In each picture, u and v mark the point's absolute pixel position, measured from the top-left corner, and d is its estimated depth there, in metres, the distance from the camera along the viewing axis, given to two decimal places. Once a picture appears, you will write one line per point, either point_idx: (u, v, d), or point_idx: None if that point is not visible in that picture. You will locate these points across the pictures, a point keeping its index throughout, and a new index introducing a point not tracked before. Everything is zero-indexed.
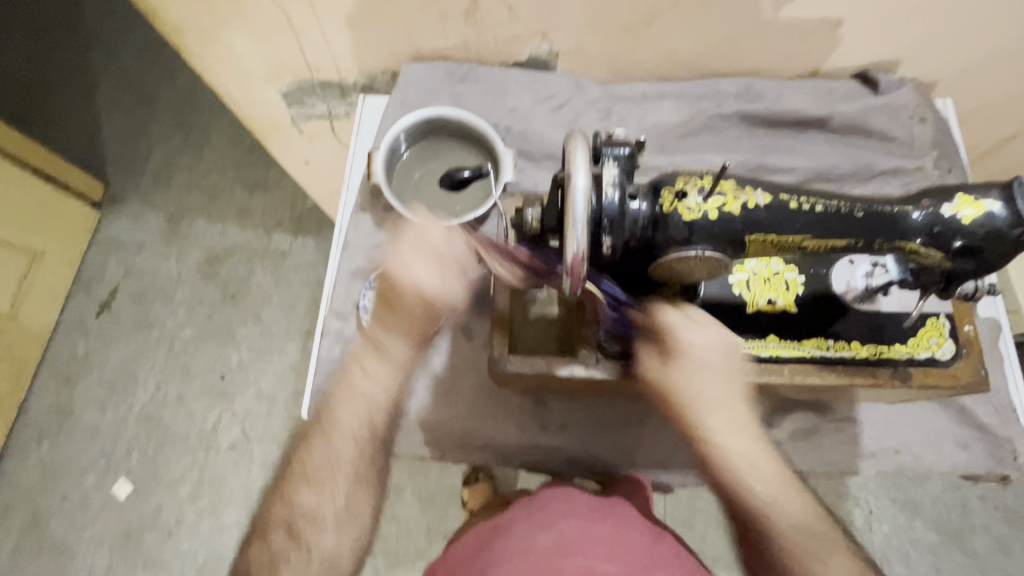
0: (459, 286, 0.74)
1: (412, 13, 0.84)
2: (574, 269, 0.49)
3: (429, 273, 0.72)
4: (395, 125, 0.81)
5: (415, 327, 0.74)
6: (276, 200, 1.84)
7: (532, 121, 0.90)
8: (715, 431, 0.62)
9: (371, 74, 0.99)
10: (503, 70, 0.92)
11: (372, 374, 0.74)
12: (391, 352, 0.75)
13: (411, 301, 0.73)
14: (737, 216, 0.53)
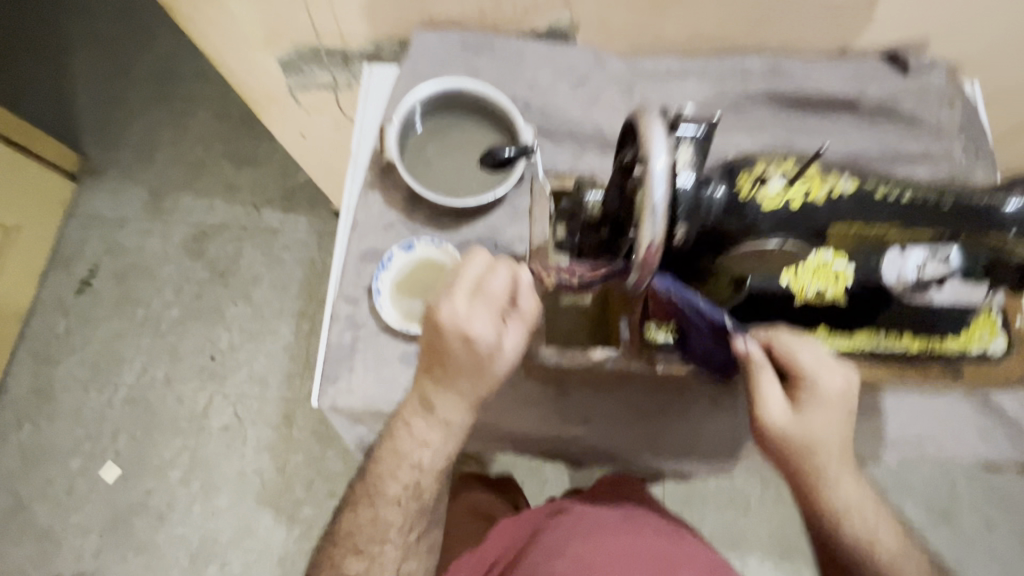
0: (517, 330, 0.60)
1: None
2: (647, 259, 0.47)
3: (475, 315, 0.58)
4: (411, 95, 0.76)
5: (470, 381, 0.61)
6: (265, 175, 1.76)
7: (552, 96, 0.85)
8: (831, 487, 0.61)
9: (377, 42, 0.93)
10: (520, 41, 0.86)
11: (422, 446, 0.65)
12: (447, 419, 0.63)
13: (463, 355, 0.59)
14: (821, 205, 0.54)
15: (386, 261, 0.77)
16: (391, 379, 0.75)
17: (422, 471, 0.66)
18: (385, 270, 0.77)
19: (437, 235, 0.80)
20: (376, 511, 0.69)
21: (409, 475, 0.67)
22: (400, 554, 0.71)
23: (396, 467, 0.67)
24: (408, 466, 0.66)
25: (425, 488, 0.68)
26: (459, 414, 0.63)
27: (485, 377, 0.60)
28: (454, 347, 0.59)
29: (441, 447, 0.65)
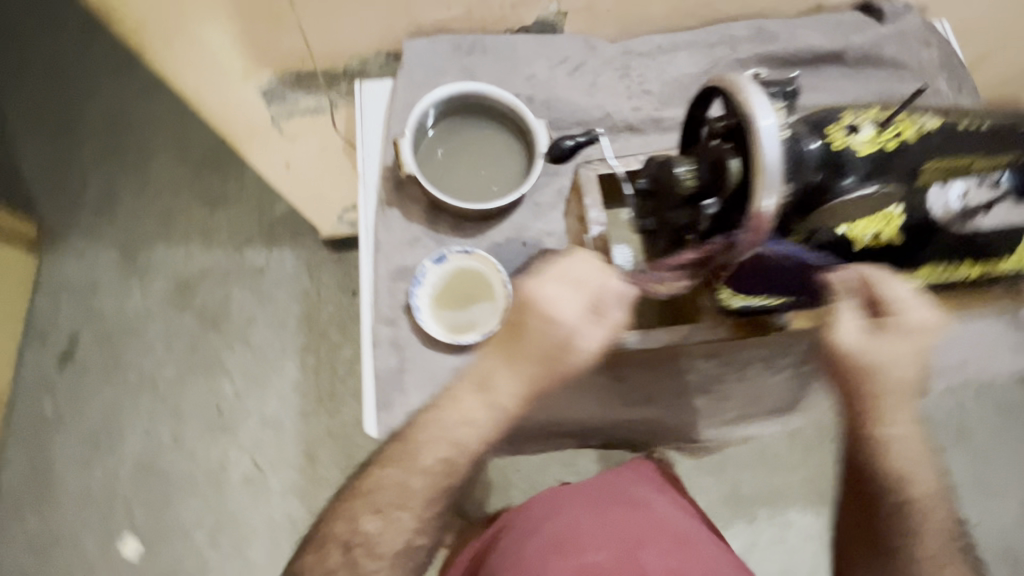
0: (603, 330, 0.61)
1: None
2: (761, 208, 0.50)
3: (564, 298, 0.61)
4: (423, 101, 0.74)
5: (546, 373, 0.62)
6: (241, 213, 1.69)
7: (552, 89, 0.85)
8: (890, 421, 0.67)
9: (363, 59, 0.90)
10: (511, 37, 0.85)
11: (470, 407, 0.64)
12: (504, 398, 0.64)
13: (547, 351, 0.61)
14: (912, 142, 0.58)
15: (419, 276, 0.76)
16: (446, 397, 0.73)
17: (465, 443, 0.64)
18: (420, 284, 0.76)
19: (464, 242, 0.79)
20: (404, 475, 0.65)
21: (447, 447, 0.64)
22: (416, 526, 0.66)
23: (436, 439, 0.64)
24: (444, 435, 0.64)
25: (451, 460, 0.65)
26: (516, 397, 0.63)
27: (564, 371, 0.62)
28: (539, 339, 0.61)
29: (484, 426, 0.64)
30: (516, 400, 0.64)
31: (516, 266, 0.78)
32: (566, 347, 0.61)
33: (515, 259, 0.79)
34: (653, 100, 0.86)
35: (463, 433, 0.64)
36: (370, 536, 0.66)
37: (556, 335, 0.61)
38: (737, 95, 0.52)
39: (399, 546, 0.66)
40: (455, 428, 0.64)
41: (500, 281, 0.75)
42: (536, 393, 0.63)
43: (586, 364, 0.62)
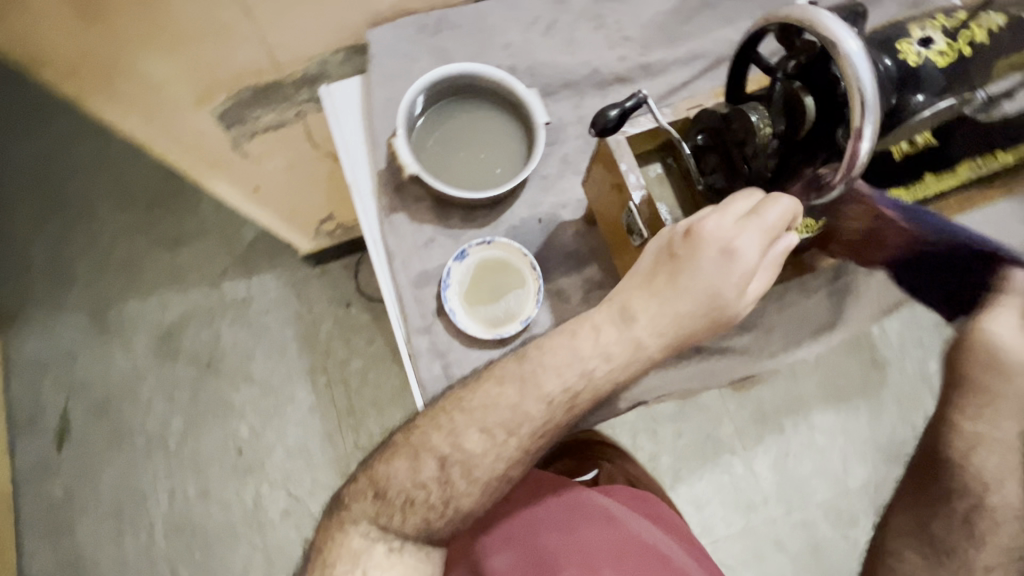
0: (766, 274, 0.55)
1: None
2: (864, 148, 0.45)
3: (745, 236, 0.53)
4: (410, 89, 0.70)
5: (698, 310, 0.55)
6: (207, 247, 1.58)
7: (530, 55, 0.80)
8: (997, 417, 0.56)
9: (322, 59, 0.84)
10: (475, 8, 0.80)
11: (602, 354, 0.58)
12: (646, 344, 0.57)
13: (710, 285, 0.54)
14: (986, 44, 0.53)
15: (445, 278, 0.73)
16: None
17: (565, 412, 0.59)
18: (449, 286, 0.73)
19: (481, 233, 0.76)
20: (456, 438, 0.59)
21: (537, 413, 0.59)
22: (476, 501, 0.60)
23: (521, 408, 0.59)
24: (539, 397, 0.59)
25: (535, 434, 0.59)
26: (655, 339, 0.57)
27: (716, 315, 0.55)
28: (703, 268, 0.54)
29: (598, 380, 0.59)
30: (655, 345, 0.57)
31: (539, 245, 0.76)
32: (728, 285, 0.54)
33: (535, 239, 0.76)
34: (638, 45, 0.82)
35: (559, 402, 0.59)
36: (414, 495, 0.60)
37: (724, 266, 0.53)
38: (804, 21, 0.46)
39: (440, 515, 0.60)
40: (561, 385, 0.58)
41: (528, 265, 0.74)
42: (677, 334, 0.57)
43: (737, 314, 0.56)
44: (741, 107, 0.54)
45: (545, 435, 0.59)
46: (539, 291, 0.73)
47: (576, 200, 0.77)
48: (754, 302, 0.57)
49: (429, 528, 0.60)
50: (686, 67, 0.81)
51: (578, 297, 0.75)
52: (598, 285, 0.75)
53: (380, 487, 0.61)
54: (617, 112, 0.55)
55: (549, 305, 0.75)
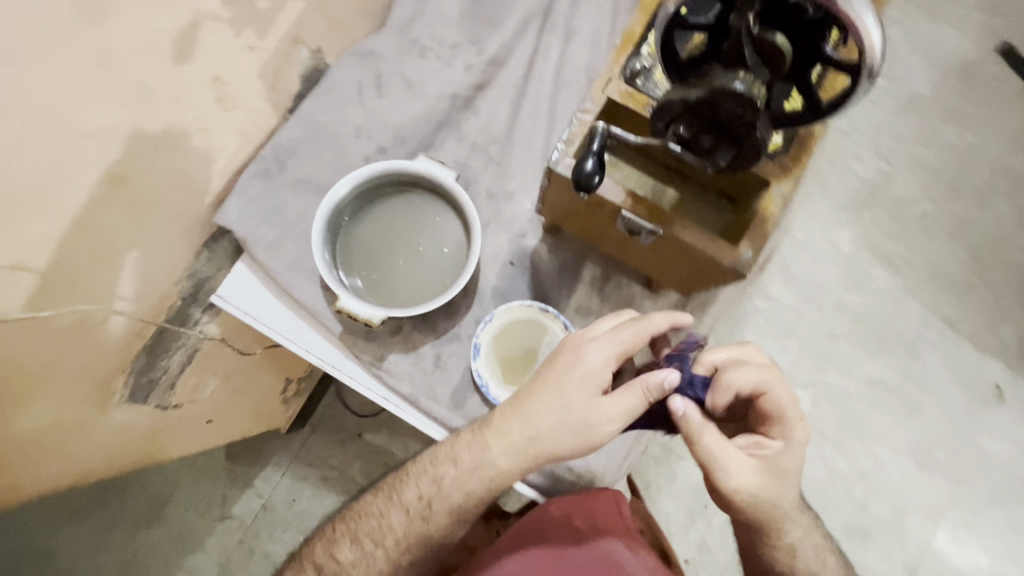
0: (622, 395, 0.49)
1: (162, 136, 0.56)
2: (878, 43, 0.37)
3: (597, 343, 0.50)
4: (315, 252, 0.62)
5: (550, 425, 0.49)
6: (157, 511, 1.04)
7: (385, 122, 0.72)
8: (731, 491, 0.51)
9: (193, 269, 0.68)
10: (299, 114, 0.69)
11: (452, 464, 0.55)
12: (494, 465, 0.52)
13: (556, 401, 0.49)
14: None
15: (479, 380, 0.66)
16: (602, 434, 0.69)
17: (423, 525, 0.56)
18: (487, 385, 0.66)
19: (476, 315, 0.70)
20: (386, 513, 0.58)
21: (397, 523, 0.57)
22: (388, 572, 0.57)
23: (386, 519, 0.57)
24: (398, 508, 0.57)
25: (399, 545, 0.57)
26: (506, 455, 0.52)
27: (567, 433, 0.49)
28: (558, 376, 0.50)
29: (465, 482, 0.54)
30: (504, 464, 0.52)
31: (529, 285, 0.71)
32: (574, 400, 0.49)
33: (522, 280, 0.71)
34: (469, 44, 0.75)
35: (414, 514, 0.56)
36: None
37: (576, 375, 0.49)
38: None
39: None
40: (415, 494, 0.56)
41: (536, 308, 0.68)
42: (531, 453, 0.51)
43: (586, 437, 0.49)
44: (714, 80, 0.39)
45: (411, 549, 0.57)
46: (567, 325, 0.68)
47: (529, 222, 0.72)
48: (617, 429, 0.49)
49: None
50: (525, 33, 0.76)
51: (595, 303, 0.71)
52: (604, 278, 0.71)
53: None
54: (592, 160, 0.44)
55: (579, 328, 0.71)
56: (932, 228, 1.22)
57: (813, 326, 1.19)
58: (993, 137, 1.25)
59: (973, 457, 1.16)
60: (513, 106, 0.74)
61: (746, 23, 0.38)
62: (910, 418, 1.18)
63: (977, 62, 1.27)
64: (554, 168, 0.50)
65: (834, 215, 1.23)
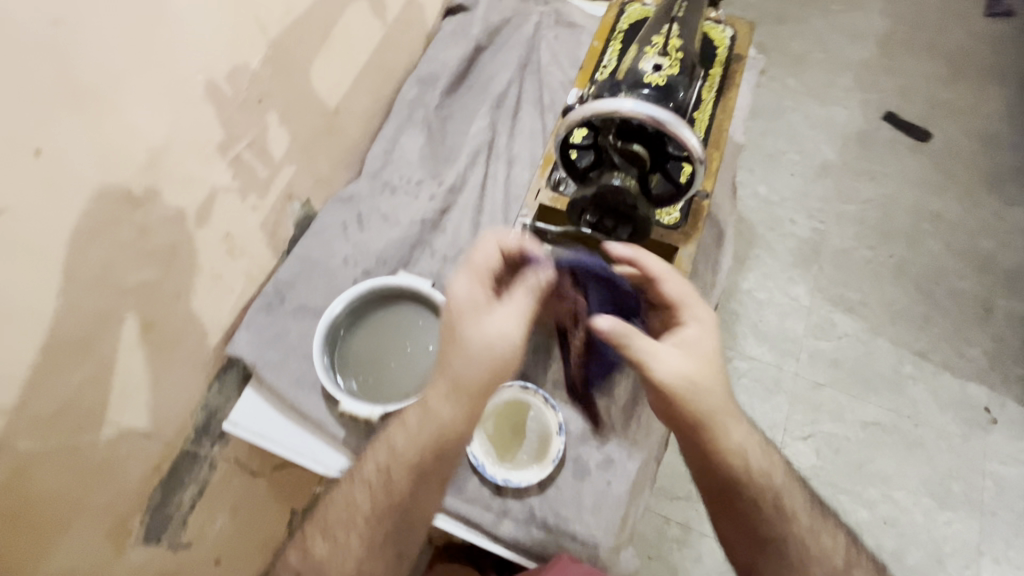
0: (506, 307, 0.55)
1: (184, 285, 0.66)
2: (698, 143, 0.50)
3: (463, 278, 0.56)
4: (317, 364, 0.73)
5: (464, 363, 0.53)
6: None
7: (368, 250, 0.86)
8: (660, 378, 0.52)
9: (206, 399, 0.76)
10: (295, 254, 0.82)
11: (403, 428, 0.55)
12: (435, 417, 0.54)
13: (459, 340, 0.54)
14: (686, 43, 0.57)
15: (477, 461, 0.71)
16: (600, 496, 0.72)
17: (387, 497, 0.55)
18: (483, 465, 0.71)
19: None
20: (348, 491, 0.57)
21: (364, 504, 0.56)
22: (364, 556, 0.55)
23: (352, 504, 0.56)
24: (361, 486, 0.56)
25: (373, 524, 0.55)
26: (449, 404, 0.54)
27: (476, 359, 0.53)
28: (450, 319, 0.55)
29: (421, 432, 0.54)
30: (447, 413, 0.54)
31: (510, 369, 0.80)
32: (471, 333, 0.54)
33: None
34: (431, 179, 0.92)
35: (376, 487, 0.56)
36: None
37: (470, 308, 0.54)
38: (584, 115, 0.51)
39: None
40: (373, 467, 0.56)
41: (519, 388, 0.76)
42: (468, 393, 0.54)
43: (498, 356, 0.53)
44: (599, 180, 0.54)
45: (383, 524, 0.55)
46: (548, 398, 0.75)
47: None
48: (518, 333, 0.54)
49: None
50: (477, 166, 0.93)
51: None
52: None
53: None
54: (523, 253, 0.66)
55: (561, 400, 0.78)
56: (871, 270, 1.36)
57: (796, 379, 1.26)
58: (898, 188, 1.45)
59: (989, 485, 1.18)
60: (472, 221, 0.89)
61: (609, 141, 0.53)
62: (915, 455, 1.21)
63: (868, 131, 1.52)
64: None
65: (783, 272, 1.36)
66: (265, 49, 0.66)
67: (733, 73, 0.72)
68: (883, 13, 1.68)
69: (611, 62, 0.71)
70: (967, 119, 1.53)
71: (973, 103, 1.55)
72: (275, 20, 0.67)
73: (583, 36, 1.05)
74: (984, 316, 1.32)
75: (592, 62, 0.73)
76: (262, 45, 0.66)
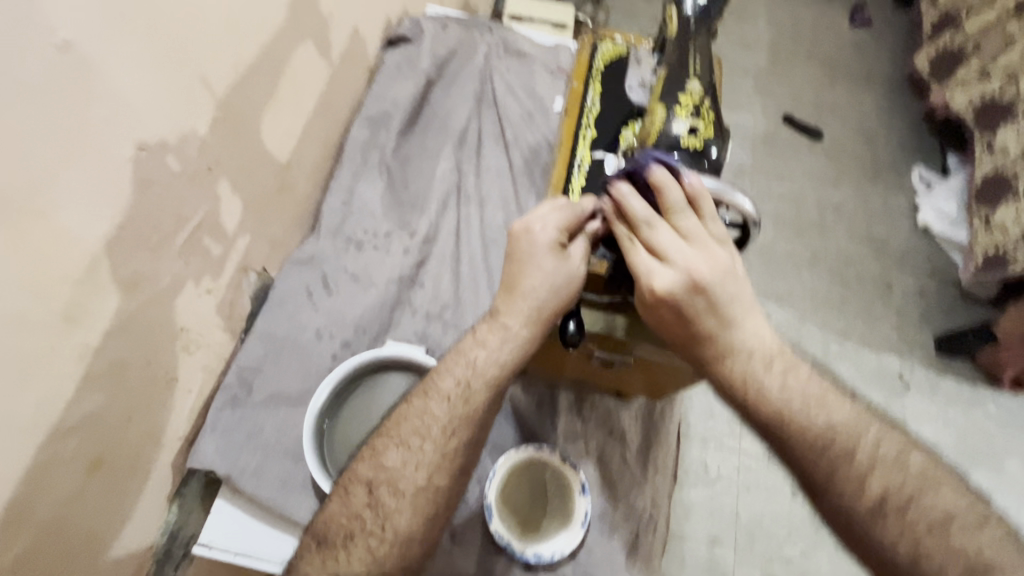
0: (580, 249, 0.54)
1: (137, 401, 0.54)
2: (751, 206, 0.50)
3: (546, 216, 0.54)
4: (312, 462, 0.63)
5: (546, 290, 0.52)
6: None
7: (342, 316, 0.77)
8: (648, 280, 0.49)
9: (168, 524, 0.63)
10: (258, 334, 0.71)
11: (479, 345, 0.53)
12: (514, 335, 0.53)
13: (536, 268, 0.53)
14: (707, 95, 0.57)
15: (502, 538, 0.66)
16: (630, 549, 0.69)
17: (466, 408, 0.52)
18: (510, 543, 0.66)
19: (478, 473, 0.72)
20: (423, 404, 0.52)
21: (440, 414, 0.51)
22: (442, 463, 0.50)
23: (428, 414, 0.51)
24: (438, 399, 0.52)
25: (447, 434, 0.51)
26: (526, 325, 0.53)
27: (560, 291, 0.53)
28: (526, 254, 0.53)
29: (500, 354, 0.53)
30: (526, 330, 0.53)
31: (517, 429, 0.75)
32: (549, 263, 0.53)
33: (508, 425, 0.75)
34: (401, 229, 0.85)
35: (456, 400, 0.52)
36: (350, 530, 0.48)
37: (541, 247, 0.53)
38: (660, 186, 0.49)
39: (385, 555, 0.48)
40: (452, 381, 0.52)
41: (535, 450, 0.72)
42: (543, 318, 0.53)
43: (572, 284, 0.53)
44: None
45: (459, 433, 0.51)
46: (566, 456, 0.71)
47: None
48: (583, 274, 0.54)
49: (378, 566, 0.47)
50: (447, 213, 0.87)
51: (579, 427, 0.76)
52: (579, 400, 0.77)
53: (320, 534, 0.49)
54: (573, 322, 0.56)
55: (574, 454, 0.74)
56: (797, 261, 1.45)
57: None
58: (807, 182, 1.55)
59: None
60: (453, 273, 0.83)
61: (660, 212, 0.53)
62: None
63: (772, 132, 1.62)
64: (568, 336, 0.56)
65: None
66: (212, 112, 0.57)
67: None
68: (768, 24, 1.82)
69: (595, 104, 0.73)
70: (849, 115, 1.66)
71: (855, 99, 1.69)
72: (222, 77, 0.57)
73: (533, 66, 1.01)
74: (888, 293, 1.42)
75: (574, 104, 0.72)
76: (210, 109, 0.56)
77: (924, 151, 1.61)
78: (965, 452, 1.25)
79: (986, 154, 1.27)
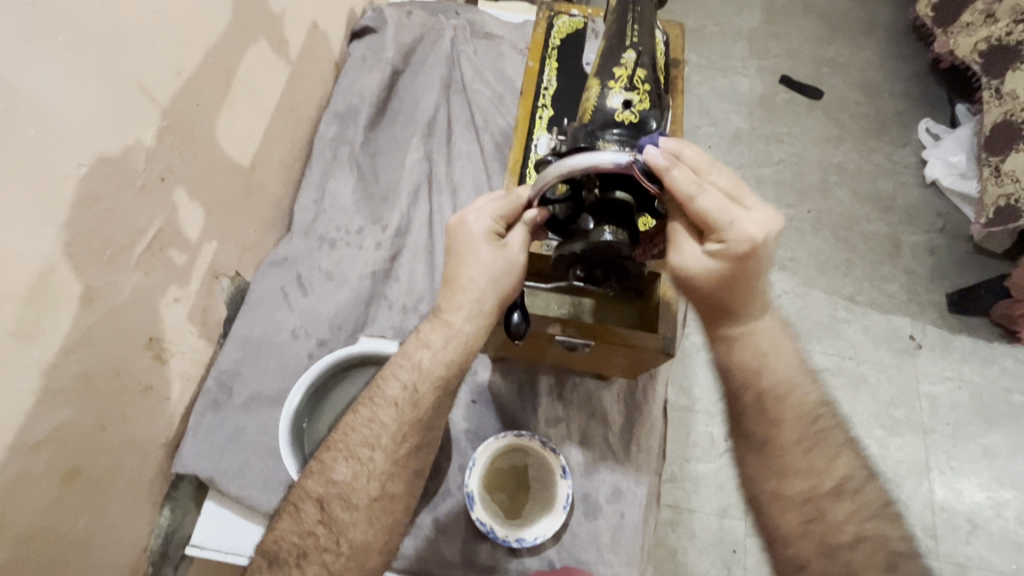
0: (518, 237, 0.53)
1: (109, 413, 0.55)
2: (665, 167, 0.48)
3: (480, 208, 0.53)
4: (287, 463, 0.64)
5: (486, 282, 0.52)
6: None
7: (316, 316, 0.77)
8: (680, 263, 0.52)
9: (159, 529, 0.64)
10: (234, 339, 0.72)
11: (424, 347, 0.53)
12: (460, 332, 0.53)
13: (476, 260, 0.52)
14: (645, 67, 0.55)
15: (484, 526, 0.67)
16: (616, 529, 0.69)
17: (415, 412, 0.53)
18: (492, 530, 0.67)
19: (458, 464, 0.72)
20: (371, 412, 0.53)
21: (389, 421, 0.53)
22: (393, 471, 0.52)
23: (377, 422, 0.53)
24: (386, 405, 0.53)
25: (397, 440, 0.53)
26: (470, 321, 0.53)
27: (502, 282, 0.52)
28: (465, 249, 0.53)
29: (441, 356, 0.53)
30: (469, 326, 0.53)
31: (498, 417, 0.75)
32: (488, 255, 0.52)
33: (487, 413, 0.75)
34: (372, 224, 0.84)
35: (404, 405, 0.53)
36: (303, 548, 0.50)
37: (477, 237, 0.52)
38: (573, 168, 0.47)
39: (342, 567, 0.50)
40: (399, 387, 0.53)
41: (512, 437, 0.71)
42: (487, 311, 0.53)
43: (513, 273, 0.52)
44: (591, 233, 0.51)
45: (410, 438, 0.53)
46: (545, 441, 0.71)
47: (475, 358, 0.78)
48: (521, 262, 0.53)
49: None
50: (417, 205, 0.87)
51: (560, 411, 0.75)
52: (559, 384, 0.77)
53: (272, 554, 0.50)
54: (518, 312, 0.53)
55: (556, 439, 0.74)
56: (798, 227, 1.41)
57: None
58: (806, 144, 1.50)
59: (925, 406, 1.21)
60: (426, 264, 0.83)
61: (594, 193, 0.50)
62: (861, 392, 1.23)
63: (768, 96, 1.57)
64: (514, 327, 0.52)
65: None
66: (156, 119, 0.56)
67: (674, 77, 0.71)
68: None
69: (551, 83, 0.71)
70: (850, 71, 1.60)
71: (856, 54, 1.62)
72: (165, 83, 0.57)
73: (502, 48, 0.99)
74: (895, 254, 1.37)
75: (530, 84, 0.71)
76: (153, 117, 0.56)
77: (932, 102, 1.54)
78: (980, 412, 1.21)
79: (994, 100, 1.21)
